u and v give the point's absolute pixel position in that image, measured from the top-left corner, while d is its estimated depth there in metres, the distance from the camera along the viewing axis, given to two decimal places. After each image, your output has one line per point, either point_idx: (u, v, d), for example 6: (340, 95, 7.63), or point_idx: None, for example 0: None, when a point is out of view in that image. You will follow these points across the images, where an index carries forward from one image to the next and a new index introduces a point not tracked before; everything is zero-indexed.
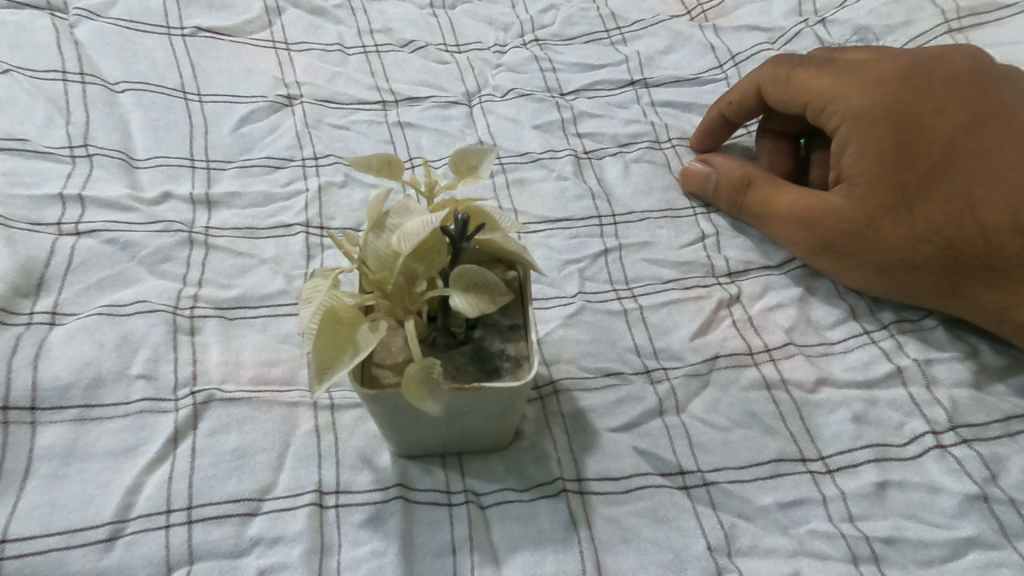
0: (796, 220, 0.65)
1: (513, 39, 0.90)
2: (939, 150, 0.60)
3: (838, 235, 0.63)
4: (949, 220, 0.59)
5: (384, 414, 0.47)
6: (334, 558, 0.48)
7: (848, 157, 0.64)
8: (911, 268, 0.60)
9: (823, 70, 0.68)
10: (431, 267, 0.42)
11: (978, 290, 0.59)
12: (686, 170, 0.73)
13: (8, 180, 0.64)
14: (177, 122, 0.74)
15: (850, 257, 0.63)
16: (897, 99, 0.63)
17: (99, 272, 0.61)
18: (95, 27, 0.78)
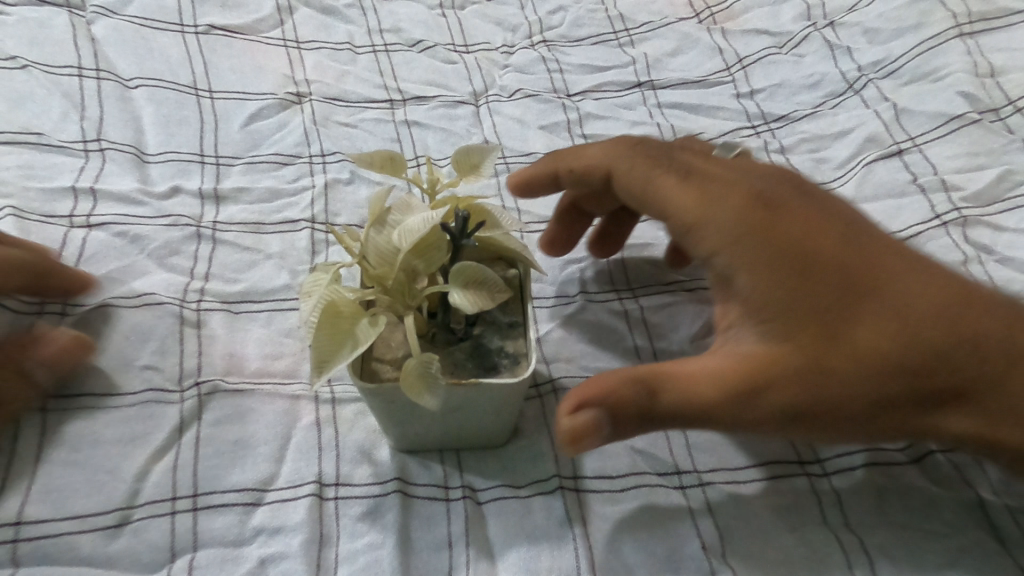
0: (723, 403, 0.43)
1: (522, 39, 0.91)
2: (836, 267, 0.45)
3: (782, 409, 0.43)
4: (892, 347, 0.43)
5: (379, 408, 0.48)
6: (332, 550, 0.49)
7: (745, 293, 0.46)
8: (870, 424, 0.44)
9: (672, 179, 0.52)
10: (430, 262, 0.43)
11: (946, 419, 0.44)
12: (566, 431, 0.43)
13: (23, 173, 0.65)
14: (188, 118, 0.75)
15: (799, 431, 0.44)
16: (763, 205, 0.48)
17: (108, 265, 0.62)
18: (111, 24, 0.79)
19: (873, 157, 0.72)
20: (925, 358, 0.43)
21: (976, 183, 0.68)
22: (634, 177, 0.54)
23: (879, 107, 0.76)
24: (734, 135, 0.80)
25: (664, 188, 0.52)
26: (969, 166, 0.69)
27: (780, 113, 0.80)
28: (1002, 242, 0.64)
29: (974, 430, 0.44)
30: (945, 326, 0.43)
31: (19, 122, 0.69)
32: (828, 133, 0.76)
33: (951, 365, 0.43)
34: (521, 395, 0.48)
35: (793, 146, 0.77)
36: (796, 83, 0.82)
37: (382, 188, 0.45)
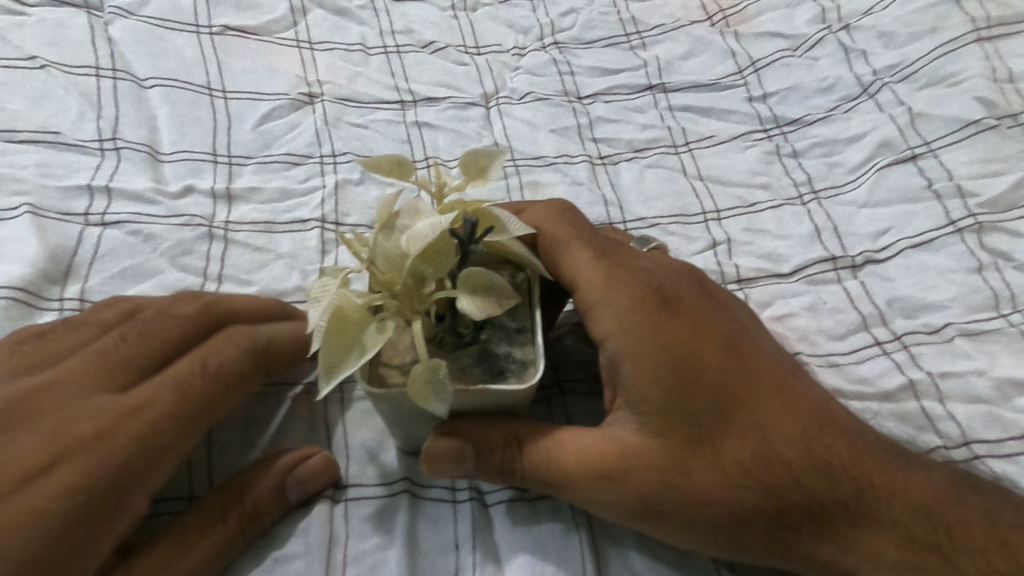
0: (585, 486, 0.47)
1: (533, 42, 0.91)
2: (719, 376, 0.48)
3: (634, 503, 0.46)
4: (749, 461, 0.46)
5: (387, 413, 0.48)
6: (340, 550, 0.49)
7: (628, 386, 0.48)
8: (720, 532, 0.46)
9: (590, 255, 0.52)
10: (438, 268, 0.43)
11: (799, 541, 0.45)
12: (428, 453, 0.47)
13: (40, 172, 0.66)
14: (202, 118, 0.75)
15: (651, 526, 0.47)
16: (661, 304, 0.50)
17: (122, 263, 0.63)
18: (128, 25, 0.80)
19: (887, 162, 0.71)
20: (779, 478, 0.45)
21: (992, 189, 0.67)
22: (554, 241, 0.53)
23: (893, 111, 0.75)
24: (745, 139, 0.79)
25: (578, 262, 0.52)
26: (985, 172, 0.68)
27: (793, 116, 0.80)
28: (1019, 248, 0.63)
29: (826, 557, 0.45)
30: (803, 450, 0.46)
31: (36, 121, 0.70)
32: (841, 137, 0.76)
33: (806, 487, 0.45)
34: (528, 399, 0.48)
35: (805, 150, 0.77)
36: (809, 87, 0.81)
37: (390, 193, 0.45)
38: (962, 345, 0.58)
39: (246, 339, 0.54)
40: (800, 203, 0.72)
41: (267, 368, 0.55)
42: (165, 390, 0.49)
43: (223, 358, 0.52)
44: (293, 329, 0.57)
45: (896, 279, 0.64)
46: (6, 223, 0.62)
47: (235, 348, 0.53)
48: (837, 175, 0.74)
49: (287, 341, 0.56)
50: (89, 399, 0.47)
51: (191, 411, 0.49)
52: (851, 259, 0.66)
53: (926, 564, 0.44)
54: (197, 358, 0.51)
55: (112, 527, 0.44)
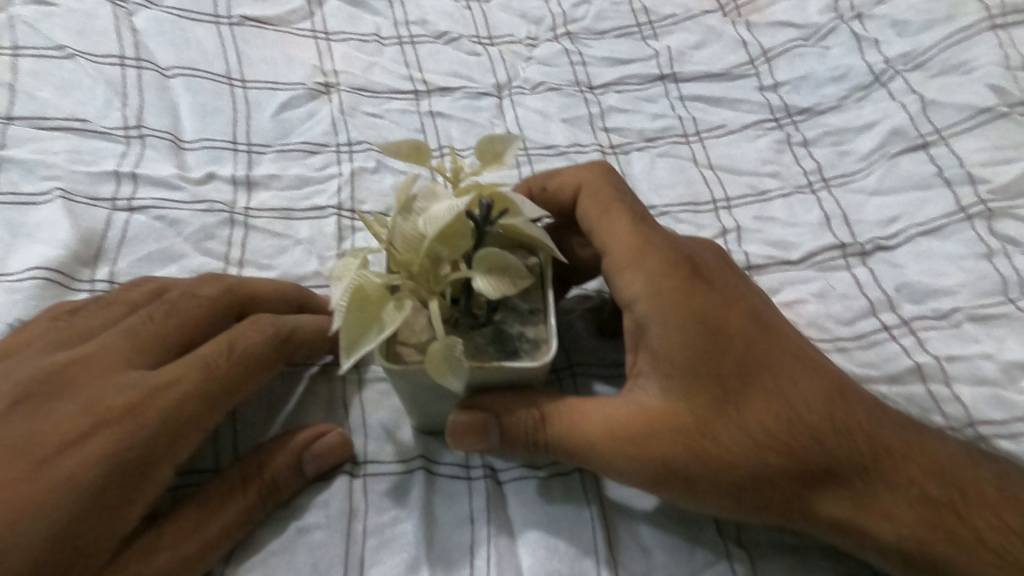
0: (610, 447, 0.48)
1: (545, 32, 0.92)
2: (744, 342, 0.50)
3: (658, 465, 0.48)
4: (772, 423, 0.47)
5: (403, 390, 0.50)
6: (360, 522, 0.51)
7: (655, 349, 0.49)
8: (743, 492, 0.47)
9: (623, 223, 0.54)
10: (455, 248, 0.45)
11: (818, 501, 0.47)
12: (451, 427, 0.49)
13: (70, 158, 0.69)
14: (223, 107, 0.77)
15: (674, 488, 0.48)
16: (692, 272, 0.51)
17: (148, 246, 0.65)
18: (151, 16, 0.82)
19: (898, 151, 0.72)
20: (802, 440, 0.47)
21: (1003, 176, 0.67)
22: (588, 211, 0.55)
23: (905, 100, 0.75)
24: (756, 128, 0.80)
25: (609, 232, 0.54)
26: (996, 159, 0.68)
27: (804, 105, 0.81)
28: None
29: (847, 518, 0.46)
30: (825, 414, 0.48)
31: (65, 108, 0.72)
32: (852, 126, 0.76)
33: (827, 449, 0.47)
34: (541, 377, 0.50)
35: (816, 139, 0.77)
36: (821, 76, 0.82)
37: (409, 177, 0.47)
38: (970, 329, 0.59)
39: (270, 323, 0.54)
40: (810, 191, 0.73)
41: (289, 352, 0.55)
42: (193, 367, 0.49)
43: (247, 342, 0.52)
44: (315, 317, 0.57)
45: (905, 266, 0.65)
46: (39, 207, 0.64)
47: (258, 332, 0.53)
48: (847, 164, 0.74)
49: (309, 328, 0.56)
50: (123, 373, 0.49)
51: (214, 392, 0.49)
52: (860, 246, 0.67)
53: (943, 524, 0.45)
54: (221, 338, 0.52)
55: (140, 495, 0.46)
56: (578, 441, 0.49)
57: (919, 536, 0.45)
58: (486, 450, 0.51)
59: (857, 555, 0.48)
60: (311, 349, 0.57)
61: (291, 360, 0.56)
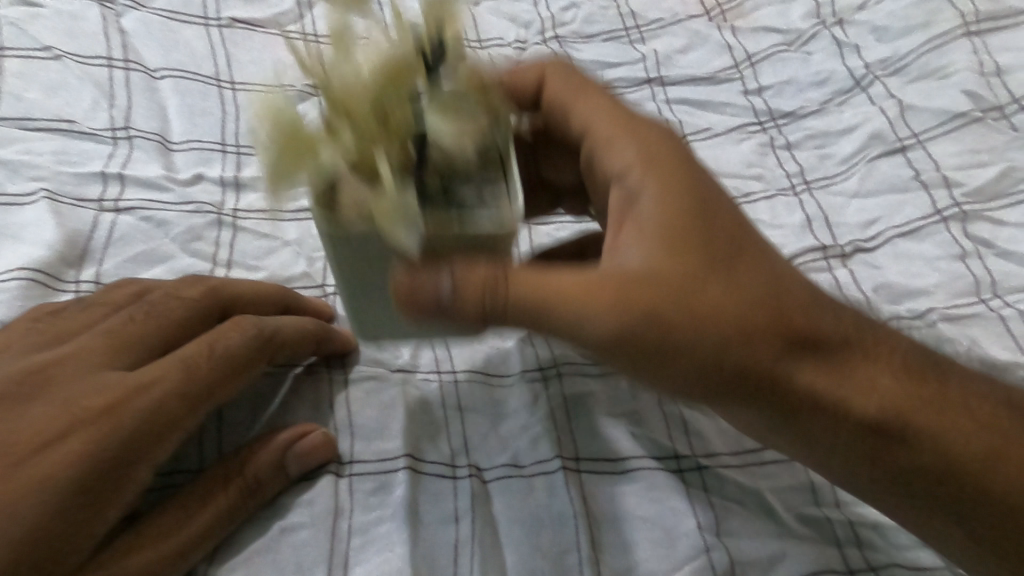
0: (590, 305, 0.44)
1: (533, 36, 0.93)
2: (738, 216, 0.49)
3: (643, 326, 0.44)
4: (763, 292, 0.46)
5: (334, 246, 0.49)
6: (345, 521, 0.52)
7: (645, 214, 0.48)
8: (729, 354, 0.45)
9: (613, 107, 0.55)
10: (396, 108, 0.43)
11: (801, 371, 0.46)
12: (409, 284, 0.45)
13: (57, 159, 0.69)
14: (211, 109, 0.78)
15: (656, 354, 0.45)
16: (686, 152, 0.51)
17: (135, 247, 0.65)
18: (140, 18, 0.82)
19: (877, 155, 0.73)
20: (795, 307, 0.46)
21: (977, 179, 0.69)
22: (570, 97, 0.56)
23: (884, 104, 0.77)
24: (740, 131, 0.81)
25: (599, 113, 0.54)
26: (971, 163, 0.70)
27: (787, 109, 0.82)
28: (1002, 236, 0.65)
29: (824, 389, 0.46)
30: (814, 290, 0.48)
31: (52, 110, 0.72)
32: (833, 130, 0.78)
33: (818, 321, 0.47)
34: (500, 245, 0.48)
35: (799, 142, 0.78)
36: (804, 81, 0.83)
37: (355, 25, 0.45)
38: (944, 329, 0.60)
39: (250, 325, 0.54)
40: (792, 193, 0.74)
41: (269, 352, 0.55)
42: (172, 368, 0.50)
43: (226, 343, 0.52)
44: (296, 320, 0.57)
45: (883, 267, 0.66)
46: (24, 208, 0.64)
47: (237, 334, 0.53)
48: (828, 167, 0.75)
49: (290, 329, 0.56)
50: (101, 375, 0.49)
51: (192, 392, 0.50)
52: (840, 249, 0.68)
53: (923, 396, 0.47)
54: (201, 339, 0.52)
55: (116, 496, 0.46)
56: (557, 300, 0.44)
57: (898, 406, 0.46)
58: (438, 314, 0.46)
59: (837, 435, 0.47)
60: (293, 350, 0.57)
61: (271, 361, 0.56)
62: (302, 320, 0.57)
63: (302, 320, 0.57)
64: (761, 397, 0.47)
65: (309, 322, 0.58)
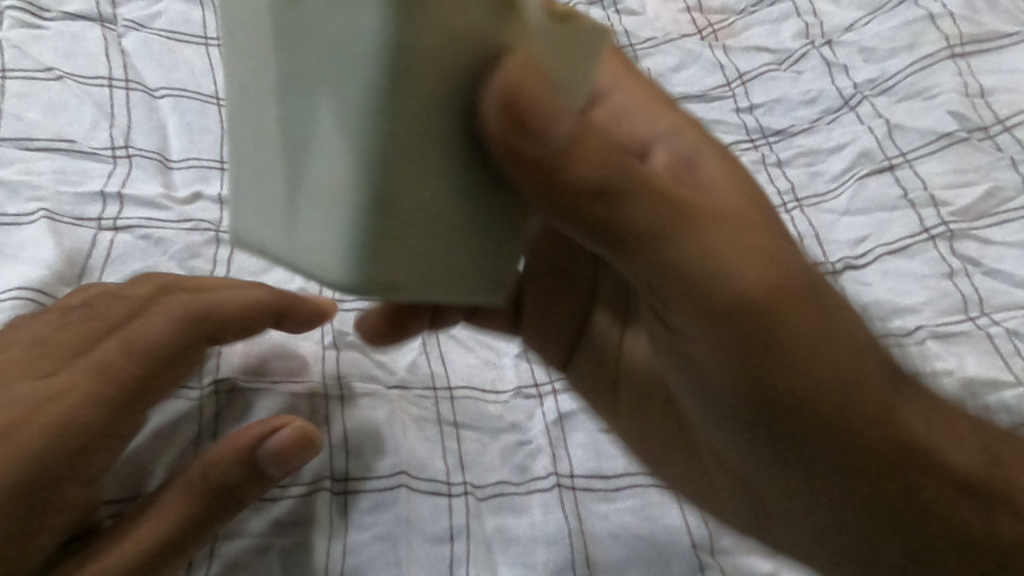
0: (728, 238, 0.40)
1: None
2: None
3: (779, 283, 0.42)
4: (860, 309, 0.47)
5: (296, 74, 0.29)
6: (339, 541, 0.52)
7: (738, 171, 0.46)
8: (855, 347, 0.43)
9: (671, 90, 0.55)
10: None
11: (910, 412, 0.44)
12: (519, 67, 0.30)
13: (56, 179, 0.69)
14: (210, 127, 0.78)
15: (783, 309, 0.42)
16: None
17: (133, 265, 0.65)
18: (141, 38, 0.83)
19: (866, 173, 0.75)
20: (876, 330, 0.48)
21: (964, 198, 0.70)
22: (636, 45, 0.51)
23: (872, 123, 0.78)
24: (733, 148, 0.83)
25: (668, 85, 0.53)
26: (958, 182, 0.71)
27: (778, 127, 0.83)
28: (988, 254, 0.66)
29: (925, 435, 0.44)
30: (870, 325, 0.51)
31: (53, 130, 0.73)
32: (823, 148, 0.79)
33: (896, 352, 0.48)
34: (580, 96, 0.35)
35: (790, 159, 0.80)
36: (794, 100, 0.85)
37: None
38: (933, 346, 0.61)
39: (194, 306, 0.52)
40: (784, 210, 0.75)
41: (216, 329, 0.53)
42: (87, 372, 0.47)
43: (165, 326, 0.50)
44: (242, 293, 0.55)
45: (874, 283, 0.67)
46: (23, 228, 0.65)
47: (176, 317, 0.51)
48: (818, 185, 0.77)
49: (233, 304, 0.54)
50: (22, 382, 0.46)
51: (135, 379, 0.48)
52: (831, 266, 0.69)
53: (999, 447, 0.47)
54: (140, 321, 0.50)
55: (52, 513, 0.43)
56: (697, 224, 0.40)
57: (978, 465, 0.45)
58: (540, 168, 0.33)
59: (927, 484, 0.44)
60: (241, 327, 0.54)
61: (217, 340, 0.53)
62: (249, 294, 0.55)
63: (246, 292, 0.55)
64: (877, 414, 0.43)
65: (258, 295, 0.56)
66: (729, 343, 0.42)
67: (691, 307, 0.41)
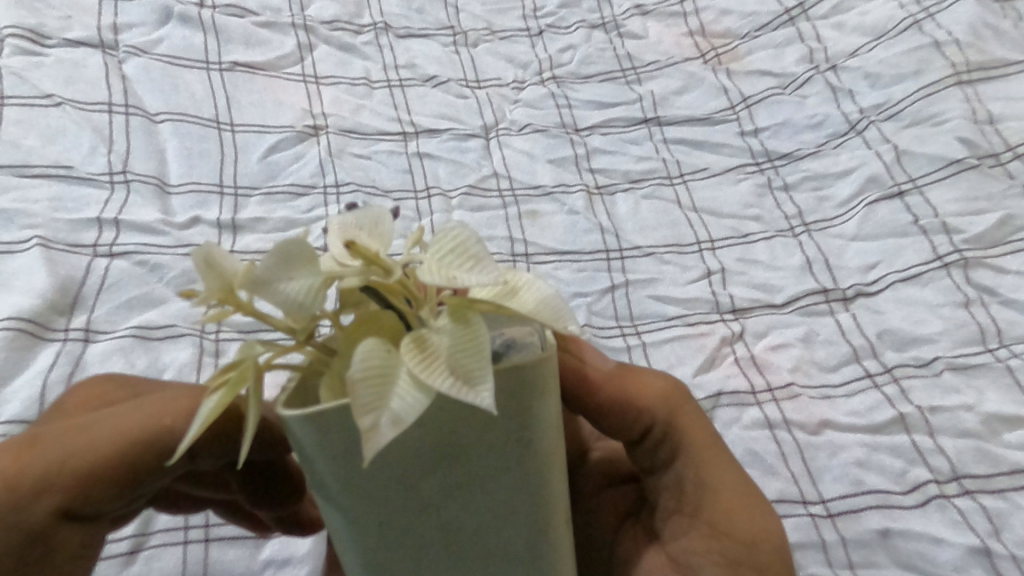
0: (738, 472, 0.42)
1: (532, 76, 0.94)
2: None
3: (774, 513, 0.42)
4: None
5: (424, 470, 0.30)
6: None
7: None
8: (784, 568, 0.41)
9: None
10: (383, 252, 0.28)
11: None
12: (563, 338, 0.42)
13: (51, 205, 0.68)
14: (210, 150, 0.78)
15: (774, 537, 0.41)
16: None
17: (128, 292, 0.64)
18: (141, 63, 0.83)
19: (875, 198, 0.74)
20: None
21: (977, 226, 0.69)
22: None
23: (880, 148, 0.78)
24: (738, 171, 0.82)
25: None
26: (969, 210, 0.70)
27: (784, 151, 0.83)
28: (1004, 283, 0.65)
29: None
30: None
31: (50, 155, 0.72)
32: (830, 172, 0.78)
33: None
34: (548, 392, 0.31)
35: (796, 183, 0.79)
36: (799, 123, 0.84)
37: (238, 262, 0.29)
38: (950, 379, 0.59)
39: (62, 473, 0.37)
40: (791, 235, 0.75)
41: (103, 492, 0.38)
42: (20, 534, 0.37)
43: (45, 501, 0.37)
44: (124, 429, 0.38)
45: (886, 312, 0.66)
46: (17, 255, 0.64)
47: (51, 484, 0.37)
48: (824, 210, 0.76)
49: (111, 449, 0.38)
50: None
51: (50, 554, 0.38)
52: (842, 292, 0.68)
53: None
54: (8, 497, 0.37)
55: None
56: (707, 452, 0.42)
57: None
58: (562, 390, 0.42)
59: None
60: (125, 484, 0.38)
61: (111, 502, 0.39)
62: (140, 429, 0.38)
63: (137, 424, 0.38)
64: None
65: (148, 427, 0.38)
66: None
67: (704, 538, 0.41)
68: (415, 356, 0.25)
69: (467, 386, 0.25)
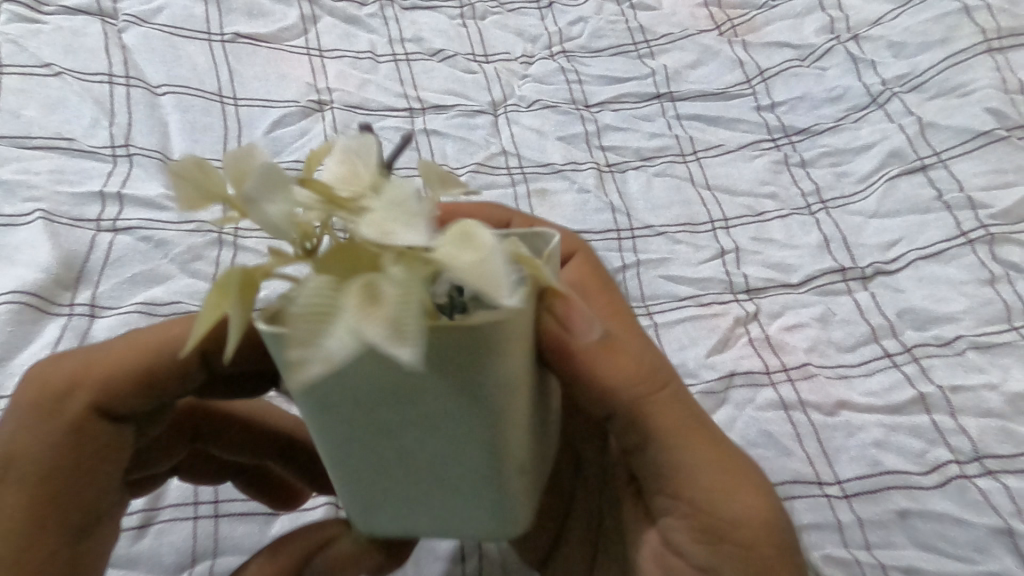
0: (718, 457, 0.39)
1: (541, 50, 0.92)
2: None
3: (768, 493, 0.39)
4: None
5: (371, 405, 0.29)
6: None
7: None
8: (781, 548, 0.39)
9: None
10: (360, 186, 0.26)
11: None
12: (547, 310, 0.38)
13: (54, 177, 0.67)
14: (213, 125, 0.76)
15: (764, 519, 0.38)
16: None
17: (132, 268, 0.63)
18: (142, 33, 0.81)
19: (896, 173, 0.71)
20: None
21: (1005, 201, 0.66)
22: None
23: (903, 121, 0.75)
24: (753, 148, 0.80)
25: None
26: (996, 183, 0.68)
27: (801, 126, 0.80)
28: None
29: None
30: None
31: (51, 128, 0.70)
32: (850, 147, 0.76)
33: None
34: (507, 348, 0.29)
35: (814, 159, 0.77)
36: (818, 97, 0.81)
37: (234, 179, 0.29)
38: (974, 358, 0.58)
39: (92, 374, 0.38)
40: (808, 213, 0.73)
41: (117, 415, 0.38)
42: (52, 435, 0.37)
43: (76, 399, 0.37)
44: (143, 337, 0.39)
45: (907, 290, 0.64)
46: (20, 229, 0.63)
47: (79, 385, 0.37)
48: (842, 186, 0.74)
49: (134, 353, 0.38)
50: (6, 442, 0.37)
51: (78, 462, 0.37)
52: (861, 271, 0.66)
53: None
54: (44, 395, 0.37)
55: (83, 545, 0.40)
56: (688, 434, 0.39)
57: None
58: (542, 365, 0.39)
59: None
60: (145, 388, 0.38)
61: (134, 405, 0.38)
62: (155, 339, 0.38)
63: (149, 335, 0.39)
64: None
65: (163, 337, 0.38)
66: (731, 559, 0.38)
67: (686, 518, 0.39)
68: (364, 288, 0.23)
69: (392, 340, 0.23)
